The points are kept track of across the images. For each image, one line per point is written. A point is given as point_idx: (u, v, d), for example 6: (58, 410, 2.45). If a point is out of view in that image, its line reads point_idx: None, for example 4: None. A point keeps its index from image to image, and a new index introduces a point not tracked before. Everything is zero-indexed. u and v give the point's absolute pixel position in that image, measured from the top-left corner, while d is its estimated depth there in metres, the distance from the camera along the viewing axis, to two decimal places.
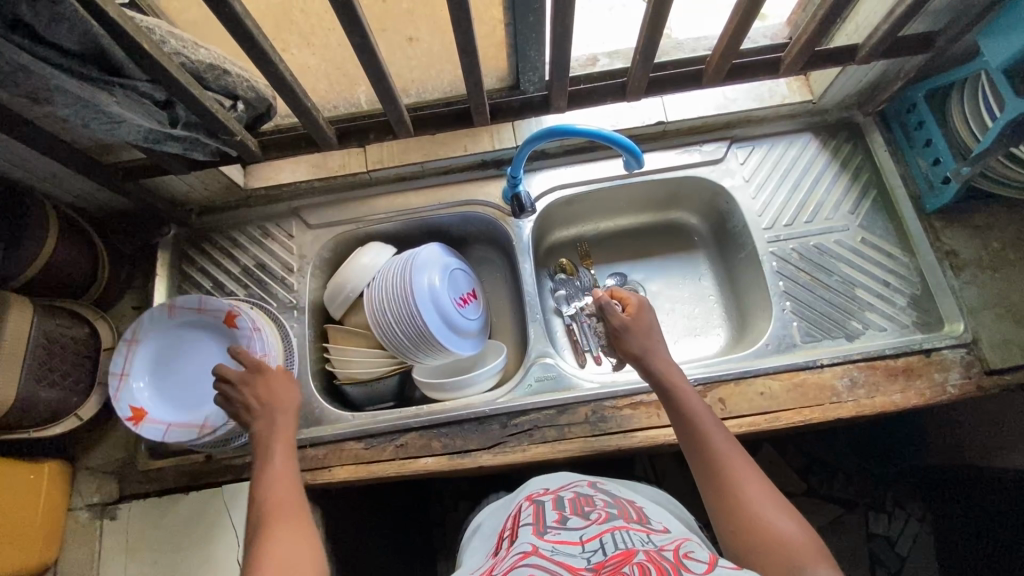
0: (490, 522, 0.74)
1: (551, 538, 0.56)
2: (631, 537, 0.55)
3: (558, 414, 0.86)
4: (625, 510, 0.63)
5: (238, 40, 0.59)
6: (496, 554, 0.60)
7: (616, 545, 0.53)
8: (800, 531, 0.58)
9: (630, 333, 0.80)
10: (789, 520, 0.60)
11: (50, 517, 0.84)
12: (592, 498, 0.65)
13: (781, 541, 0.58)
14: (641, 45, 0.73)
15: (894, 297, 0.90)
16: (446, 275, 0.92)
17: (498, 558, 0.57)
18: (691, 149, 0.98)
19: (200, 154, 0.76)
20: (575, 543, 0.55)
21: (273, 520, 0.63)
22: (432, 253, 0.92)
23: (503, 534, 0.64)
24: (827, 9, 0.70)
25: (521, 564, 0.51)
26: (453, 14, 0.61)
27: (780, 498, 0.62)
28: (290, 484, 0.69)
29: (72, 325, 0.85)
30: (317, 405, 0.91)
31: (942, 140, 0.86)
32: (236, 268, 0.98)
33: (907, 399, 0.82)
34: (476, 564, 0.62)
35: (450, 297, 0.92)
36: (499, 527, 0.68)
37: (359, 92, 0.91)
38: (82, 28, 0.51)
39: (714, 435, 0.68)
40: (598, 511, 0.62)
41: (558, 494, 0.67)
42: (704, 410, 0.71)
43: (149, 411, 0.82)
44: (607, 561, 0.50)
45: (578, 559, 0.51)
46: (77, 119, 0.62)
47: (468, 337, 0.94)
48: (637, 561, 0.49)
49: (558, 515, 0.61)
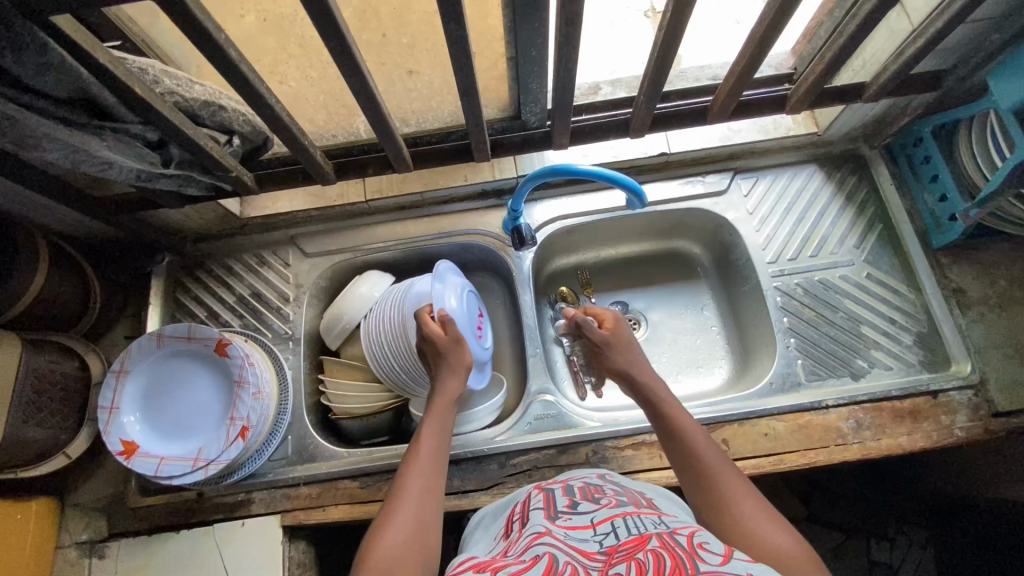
0: (496, 508, 0.71)
1: (563, 522, 0.54)
2: (643, 521, 0.53)
3: (558, 455, 0.84)
4: (635, 497, 0.61)
5: (234, 84, 0.58)
6: (507, 536, 0.59)
7: (629, 531, 0.51)
8: (794, 542, 0.54)
9: (611, 347, 0.80)
10: (784, 531, 0.55)
11: (39, 560, 0.81)
12: (602, 486, 0.63)
13: (779, 556, 0.52)
14: (647, 82, 0.72)
15: (901, 335, 0.88)
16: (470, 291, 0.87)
17: (511, 540, 0.55)
18: (694, 180, 0.97)
19: (194, 189, 0.75)
20: (586, 526, 0.53)
21: (407, 482, 0.64)
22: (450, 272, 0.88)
23: (511, 517, 0.63)
24: (836, 51, 0.69)
25: (534, 543, 0.50)
26: (454, 57, 0.60)
27: (774, 513, 0.57)
28: (432, 457, 0.68)
29: (62, 360, 0.83)
30: (311, 441, 0.89)
31: (949, 176, 0.84)
32: (231, 297, 0.97)
33: (914, 441, 0.81)
34: (483, 547, 0.61)
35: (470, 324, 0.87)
36: (507, 512, 0.66)
37: (358, 124, 0.86)
38: (70, 74, 0.50)
39: (705, 451, 0.64)
40: (608, 498, 0.60)
41: (567, 483, 0.65)
42: (691, 423, 0.68)
43: (142, 445, 0.80)
44: (619, 546, 0.48)
45: (590, 543, 0.50)
46: (66, 163, 0.60)
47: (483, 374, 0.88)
48: (651, 548, 0.46)
49: (568, 501, 0.60)
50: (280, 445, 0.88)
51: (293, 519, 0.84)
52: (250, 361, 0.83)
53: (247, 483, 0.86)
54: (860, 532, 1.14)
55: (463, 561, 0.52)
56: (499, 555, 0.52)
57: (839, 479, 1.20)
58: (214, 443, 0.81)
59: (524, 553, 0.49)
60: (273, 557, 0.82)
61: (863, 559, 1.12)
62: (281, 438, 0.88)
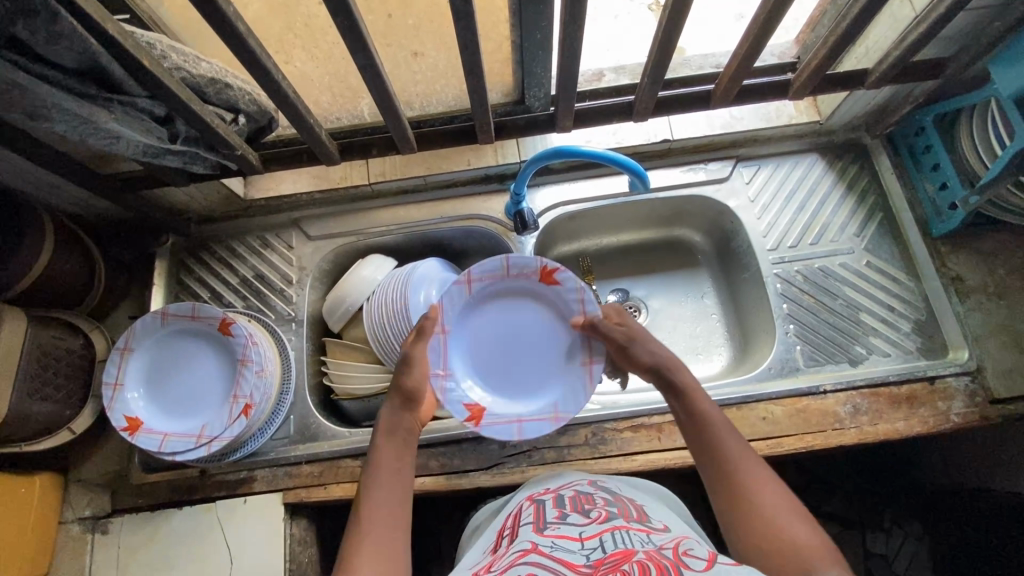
0: (491, 522, 0.73)
1: (551, 533, 0.56)
2: (631, 537, 0.54)
3: (559, 436, 0.85)
4: (626, 509, 0.62)
5: (241, 58, 0.58)
6: (497, 549, 0.60)
7: (616, 544, 0.52)
8: (814, 536, 0.52)
9: (635, 344, 0.75)
10: (806, 524, 0.54)
11: (41, 534, 0.82)
12: (593, 496, 0.64)
13: (798, 548, 0.51)
14: (649, 65, 0.72)
15: (899, 322, 0.89)
16: (560, 274, 0.82)
17: (498, 556, 0.56)
18: (696, 168, 0.98)
19: (200, 167, 0.75)
20: (574, 538, 0.54)
21: (374, 516, 0.58)
22: (499, 262, 0.82)
23: (503, 532, 0.63)
24: (838, 36, 0.69)
25: (520, 561, 0.51)
26: (460, 35, 0.60)
27: (797, 505, 0.56)
28: (395, 456, 0.64)
29: (67, 337, 0.83)
30: (313, 420, 0.90)
31: (950, 165, 0.85)
32: (234, 279, 0.97)
33: (910, 427, 0.82)
34: (473, 560, 0.62)
35: (506, 334, 0.84)
36: (497, 526, 0.67)
37: (363, 106, 0.87)
38: (81, 45, 0.51)
39: (732, 444, 0.61)
40: (598, 510, 0.61)
41: (558, 492, 0.67)
42: (714, 409, 0.65)
43: (146, 421, 0.81)
44: (605, 559, 0.49)
45: (577, 556, 0.51)
46: (74, 135, 0.61)
47: (506, 420, 0.80)
48: (637, 560, 0.48)
49: (557, 512, 0.61)
50: (282, 425, 0.89)
51: (294, 497, 0.85)
52: (254, 340, 0.83)
53: (250, 461, 0.87)
54: (857, 525, 1.15)
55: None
56: (485, 572, 0.53)
57: (837, 471, 1.20)
58: (217, 420, 0.82)
59: (507, 572, 0.50)
60: (276, 534, 0.83)
61: (860, 550, 1.13)
62: (284, 417, 0.89)
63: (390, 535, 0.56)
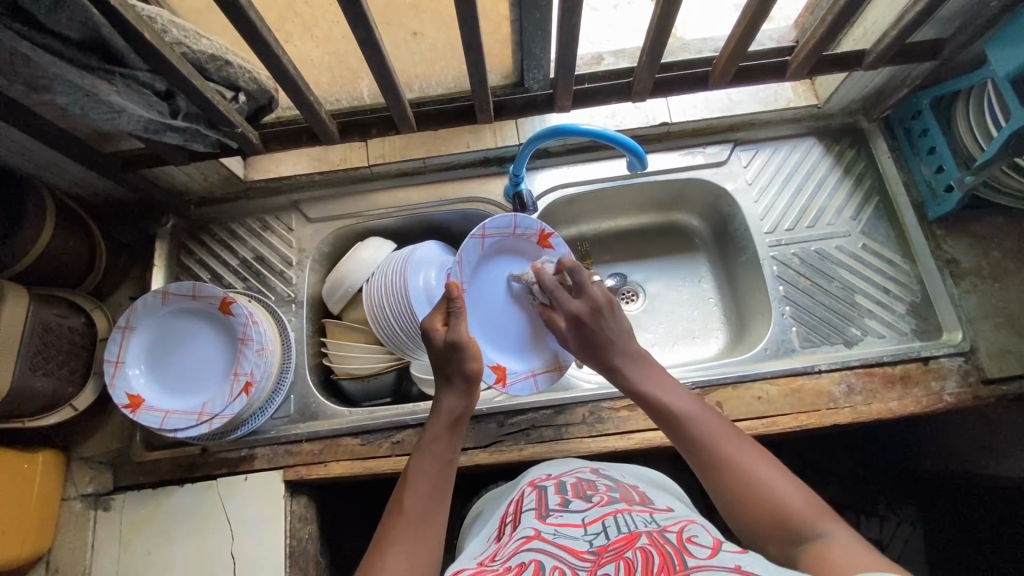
0: (495, 509, 0.74)
1: (553, 520, 0.57)
2: (633, 520, 0.55)
3: (556, 415, 0.86)
4: (627, 493, 0.63)
5: (242, 32, 0.58)
6: (500, 537, 0.61)
7: (619, 529, 0.53)
8: (803, 498, 0.53)
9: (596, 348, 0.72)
10: (794, 488, 0.53)
11: (45, 510, 0.83)
12: (595, 483, 0.65)
13: (794, 514, 0.51)
14: (648, 45, 0.72)
15: (894, 304, 0.90)
16: (555, 240, 0.88)
17: (501, 543, 0.57)
18: (695, 151, 0.98)
19: (200, 145, 0.75)
20: (577, 525, 0.55)
21: (406, 510, 0.58)
22: (508, 220, 0.84)
23: (504, 519, 0.65)
24: (835, 14, 0.69)
25: (523, 548, 0.52)
26: (459, 10, 0.60)
27: (778, 466, 0.56)
28: (438, 458, 0.63)
29: (69, 315, 0.84)
30: (313, 400, 0.91)
31: (947, 148, 0.85)
32: (234, 261, 0.98)
33: (904, 406, 0.83)
34: (476, 548, 0.63)
35: (514, 293, 0.87)
36: (501, 514, 0.68)
37: (363, 87, 0.88)
38: (82, 14, 0.51)
39: (708, 427, 0.60)
40: (600, 495, 0.62)
41: (560, 479, 0.67)
42: (680, 399, 0.64)
43: (147, 399, 0.82)
44: (608, 545, 0.50)
45: (580, 542, 0.52)
46: (76, 109, 0.61)
47: (526, 377, 0.85)
48: (640, 546, 0.48)
49: (560, 499, 0.62)
50: (283, 404, 0.90)
51: (295, 474, 0.86)
52: (254, 319, 0.84)
53: (250, 439, 0.88)
54: (851, 509, 1.16)
55: (457, 568, 0.54)
56: (488, 560, 0.54)
57: (832, 455, 1.21)
58: (219, 398, 0.82)
59: (510, 560, 0.51)
60: (277, 509, 0.84)
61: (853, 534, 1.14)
62: (284, 396, 0.90)
63: (425, 526, 0.57)
